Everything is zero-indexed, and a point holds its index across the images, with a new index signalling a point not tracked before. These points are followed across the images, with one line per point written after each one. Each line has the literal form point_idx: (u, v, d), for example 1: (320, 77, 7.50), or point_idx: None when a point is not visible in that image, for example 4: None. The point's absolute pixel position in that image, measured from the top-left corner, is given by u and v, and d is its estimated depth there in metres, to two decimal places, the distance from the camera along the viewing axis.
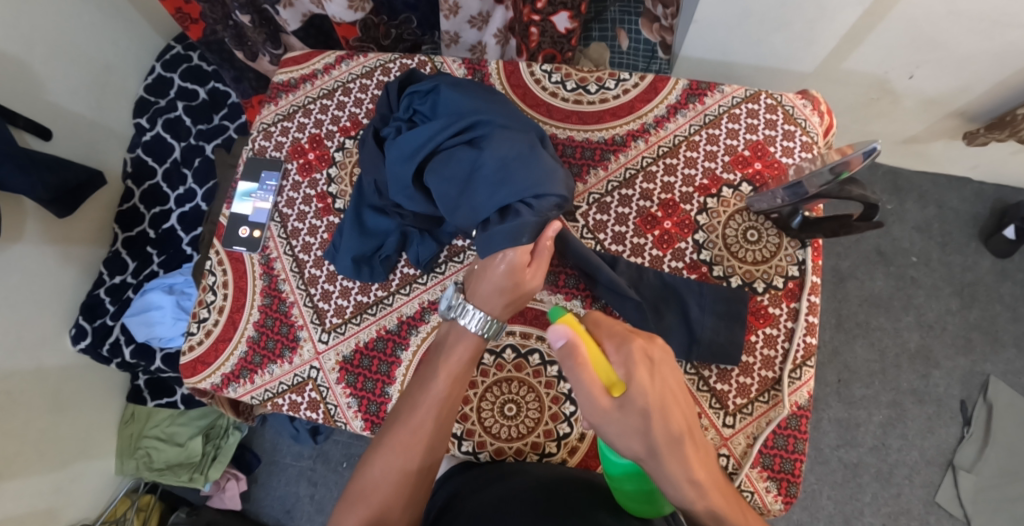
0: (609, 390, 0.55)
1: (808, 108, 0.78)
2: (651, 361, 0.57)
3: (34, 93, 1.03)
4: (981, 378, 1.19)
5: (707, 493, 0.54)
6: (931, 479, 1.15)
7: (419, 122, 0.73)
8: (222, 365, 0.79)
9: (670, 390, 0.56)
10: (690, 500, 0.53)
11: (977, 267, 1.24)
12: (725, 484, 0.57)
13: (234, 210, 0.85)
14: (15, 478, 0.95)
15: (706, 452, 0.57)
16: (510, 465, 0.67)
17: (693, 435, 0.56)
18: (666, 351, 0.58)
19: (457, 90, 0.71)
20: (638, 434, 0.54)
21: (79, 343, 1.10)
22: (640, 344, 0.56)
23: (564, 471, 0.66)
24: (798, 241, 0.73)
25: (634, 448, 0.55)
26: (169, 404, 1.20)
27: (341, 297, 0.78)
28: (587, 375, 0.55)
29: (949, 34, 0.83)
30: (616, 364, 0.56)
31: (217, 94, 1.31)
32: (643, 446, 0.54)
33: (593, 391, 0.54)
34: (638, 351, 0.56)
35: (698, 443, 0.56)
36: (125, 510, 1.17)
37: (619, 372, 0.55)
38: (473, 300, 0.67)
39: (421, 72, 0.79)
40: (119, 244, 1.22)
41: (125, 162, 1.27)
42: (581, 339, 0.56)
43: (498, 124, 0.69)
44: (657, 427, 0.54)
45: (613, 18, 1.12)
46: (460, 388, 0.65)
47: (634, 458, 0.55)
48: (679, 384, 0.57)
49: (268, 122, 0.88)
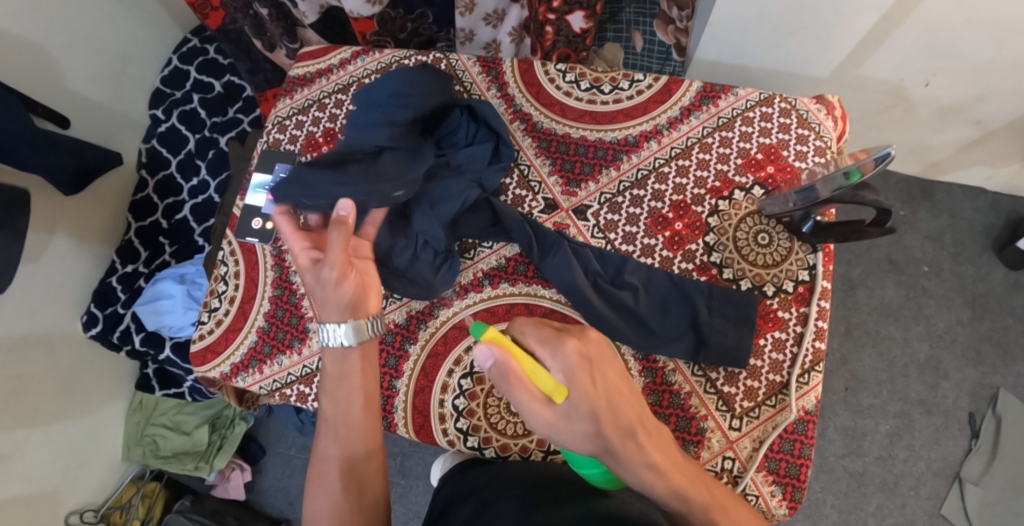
0: (551, 399, 0.50)
1: (823, 113, 0.77)
2: (590, 360, 0.52)
3: (52, 79, 1.04)
4: (991, 391, 1.18)
5: (666, 474, 0.54)
6: (938, 491, 1.14)
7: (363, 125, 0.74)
8: (231, 354, 0.80)
9: (612, 383, 0.52)
10: (650, 484, 0.53)
11: (990, 279, 1.23)
12: (680, 457, 0.57)
13: (248, 201, 0.84)
14: (26, 458, 0.97)
15: (656, 430, 0.56)
16: (496, 469, 0.67)
17: (641, 420, 0.55)
18: (601, 344, 0.53)
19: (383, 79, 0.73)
20: (589, 436, 0.51)
21: (90, 330, 1.11)
22: (577, 346, 0.51)
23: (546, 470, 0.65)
24: (809, 245, 0.72)
25: (590, 447, 0.52)
26: (177, 394, 1.21)
27: None
28: (525, 390, 0.49)
29: (964, 42, 0.83)
30: (554, 370, 0.50)
31: (232, 87, 1.32)
32: (598, 444, 0.51)
33: (534, 407, 0.49)
34: (572, 355, 0.50)
35: (647, 425, 0.55)
36: (131, 496, 1.19)
37: (559, 379, 0.50)
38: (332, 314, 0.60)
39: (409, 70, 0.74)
40: (132, 234, 1.23)
41: (140, 152, 1.28)
42: (512, 354, 0.50)
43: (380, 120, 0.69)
44: (608, 426, 0.51)
45: (628, 19, 1.12)
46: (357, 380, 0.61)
47: (591, 456, 0.53)
48: (620, 375, 0.54)
49: (283, 115, 0.89)
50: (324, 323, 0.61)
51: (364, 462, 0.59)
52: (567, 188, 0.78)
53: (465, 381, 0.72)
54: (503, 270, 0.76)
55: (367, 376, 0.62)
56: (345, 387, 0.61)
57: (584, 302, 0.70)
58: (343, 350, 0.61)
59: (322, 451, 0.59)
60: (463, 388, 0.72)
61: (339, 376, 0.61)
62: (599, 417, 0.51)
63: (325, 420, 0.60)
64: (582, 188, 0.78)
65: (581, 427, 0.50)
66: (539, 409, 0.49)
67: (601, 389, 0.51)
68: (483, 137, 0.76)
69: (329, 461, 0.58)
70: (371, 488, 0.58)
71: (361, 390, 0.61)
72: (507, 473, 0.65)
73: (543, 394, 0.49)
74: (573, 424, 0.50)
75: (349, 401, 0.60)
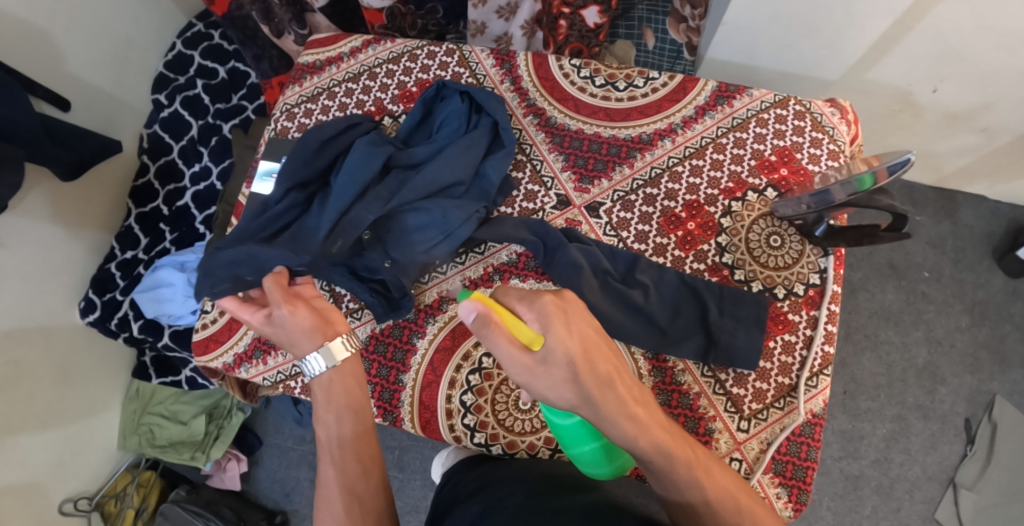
0: (528, 346, 0.48)
1: (836, 116, 0.77)
2: (567, 311, 0.49)
3: (54, 62, 1.02)
4: (987, 397, 1.19)
5: (646, 428, 0.51)
6: (932, 496, 1.15)
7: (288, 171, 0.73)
8: (234, 344, 0.79)
9: (591, 335, 0.50)
10: (631, 438, 0.50)
11: (989, 286, 1.24)
12: (665, 418, 0.54)
13: (255, 189, 0.82)
14: (21, 446, 0.96)
15: (638, 385, 0.53)
16: (492, 469, 0.66)
17: (621, 373, 0.51)
18: (579, 299, 0.51)
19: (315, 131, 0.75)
20: (568, 384, 0.48)
21: (88, 316, 1.10)
22: (554, 295, 0.49)
23: (545, 468, 0.64)
24: (821, 248, 0.72)
25: (567, 398, 0.49)
26: (173, 383, 1.20)
27: (352, 300, 0.78)
28: (502, 337, 0.47)
29: (975, 49, 0.83)
30: (530, 319, 0.49)
31: (237, 74, 1.30)
32: (576, 395, 0.48)
33: (513, 353, 0.48)
34: (546, 307, 0.48)
35: (630, 381, 0.52)
36: (125, 485, 1.17)
37: (536, 327, 0.48)
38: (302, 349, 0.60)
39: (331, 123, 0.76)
40: (132, 220, 1.21)
41: (141, 137, 1.26)
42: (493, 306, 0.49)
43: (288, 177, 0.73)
44: (587, 375, 0.48)
45: (641, 16, 1.11)
46: (341, 398, 0.59)
47: (568, 407, 0.50)
48: (600, 328, 0.51)
49: (291, 103, 0.88)
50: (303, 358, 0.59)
51: (362, 483, 0.56)
52: (580, 185, 0.78)
53: (473, 377, 0.71)
54: (514, 265, 0.75)
55: (355, 396, 0.59)
56: (332, 409, 0.59)
57: (589, 301, 0.69)
58: (326, 375, 0.59)
59: (323, 479, 0.56)
60: (472, 384, 0.71)
61: (326, 400, 0.59)
62: (577, 365, 0.48)
63: (320, 447, 0.58)
64: (594, 185, 0.77)
65: (556, 374, 0.48)
66: (515, 357, 0.48)
67: (579, 338, 0.49)
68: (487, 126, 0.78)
69: (331, 486, 0.56)
70: (373, 503, 0.56)
71: (349, 409, 0.59)
72: (512, 473, 0.64)
73: (521, 343, 0.48)
74: (548, 371, 0.48)
75: (339, 423, 0.58)
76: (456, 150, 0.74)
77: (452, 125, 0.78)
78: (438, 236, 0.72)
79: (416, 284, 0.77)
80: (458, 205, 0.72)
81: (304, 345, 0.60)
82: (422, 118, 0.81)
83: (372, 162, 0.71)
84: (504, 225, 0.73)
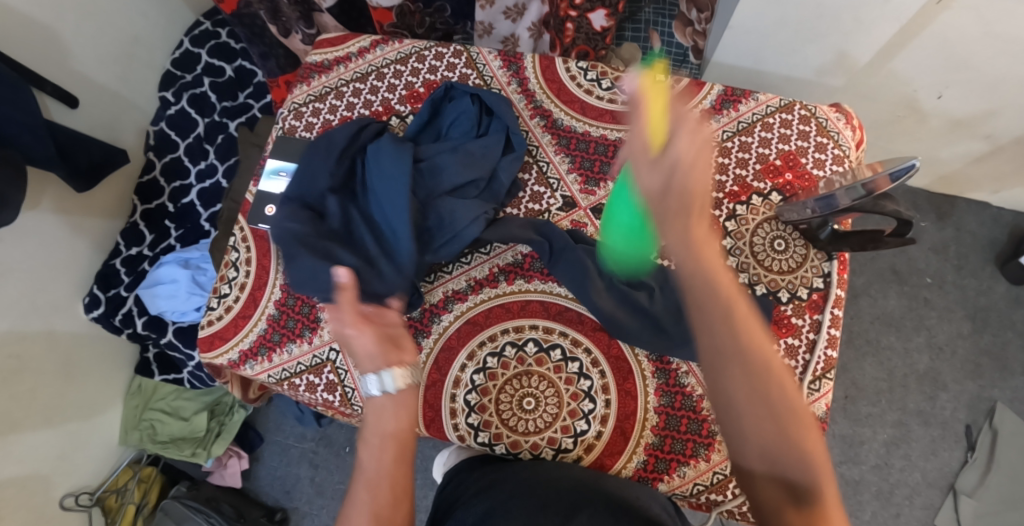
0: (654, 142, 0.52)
1: (841, 121, 0.77)
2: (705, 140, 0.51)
3: (60, 59, 1.03)
4: (988, 404, 1.19)
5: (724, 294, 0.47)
6: (932, 502, 1.15)
7: (308, 176, 0.75)
8: (240, 341, 0.78)
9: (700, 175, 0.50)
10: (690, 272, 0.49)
11: (991, 292, 1.24)
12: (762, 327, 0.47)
13: (262, 187, 0.83)
14: (23, 440, 0.96)
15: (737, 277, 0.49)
16: (497, 470, 0.66)
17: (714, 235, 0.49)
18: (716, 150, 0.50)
19: (327, 138, 0.77)
20: (661, 187, 0.51)
21: (92, 312, 1.11)
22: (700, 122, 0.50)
23: (554, 471, 0.64)
24: (825, 253, 0.73)
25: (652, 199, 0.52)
26: (175, 380, 1.21)
27: None
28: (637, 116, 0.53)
29: (980, 56, 0.83)
30: (671, 122, 0.52)
31: (243, 72, 1.31)
32: (658, 203, 0.51)
33: (637, 135, 0.53)
34: (686, 120, 0.51)
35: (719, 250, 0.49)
36: (127, 480, 1.19)
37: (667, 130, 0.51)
38: (365, 369, 0.57)
39: (343, 128, 0.78)
40: (137, 216, 1.22)
41: (148, 134, 1.26)
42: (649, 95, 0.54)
43: (309, 180, 0.75)
44: (677, 189, 0.50)
45: (648, 19, 1.10)
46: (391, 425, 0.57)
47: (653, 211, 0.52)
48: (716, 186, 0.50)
49: (299, 102, 0.88)
50: (364, 378, 0.57)
51: (390, 510, 0.52)
52: (586, 186, 0.78)
53: (477, 376, 0.71)
54: (519, 265, 0.75)
55: (403, 426, 0.57)
56: (378, 435, 0.56)
57: (592, 300, 0.70)
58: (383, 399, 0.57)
59: (352, 500, 0.53)
60: (476, 384, 0.71)
61: (376, 427, 0.57)
62: (675, 177, 0.50)
63: (358, 473, 0.55)
64: (600, 187, 0.78)
65: (653, 170, 0.52)
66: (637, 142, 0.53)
67: (694, 171, 0.50)
68: (495, 129, 0.78)
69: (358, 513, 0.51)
70: None
71: (394, 440, 0.56)
72: (516, 476, 0.64)
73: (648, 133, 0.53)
74: (650, 166, 0.52)
75: (382, 449, 0.55)
76: (463, 153, 0.75)
77: (462, 126, 0.79)
78: (447, 237, 0.72)
79: (421, 284, 0.76)
80: (467, 204, 0.72)
81: (369, 366, 0.57)
82: (429, 117, 0.80)
83: (398, 167, 0.72)
84: (510, 225, 0.74)
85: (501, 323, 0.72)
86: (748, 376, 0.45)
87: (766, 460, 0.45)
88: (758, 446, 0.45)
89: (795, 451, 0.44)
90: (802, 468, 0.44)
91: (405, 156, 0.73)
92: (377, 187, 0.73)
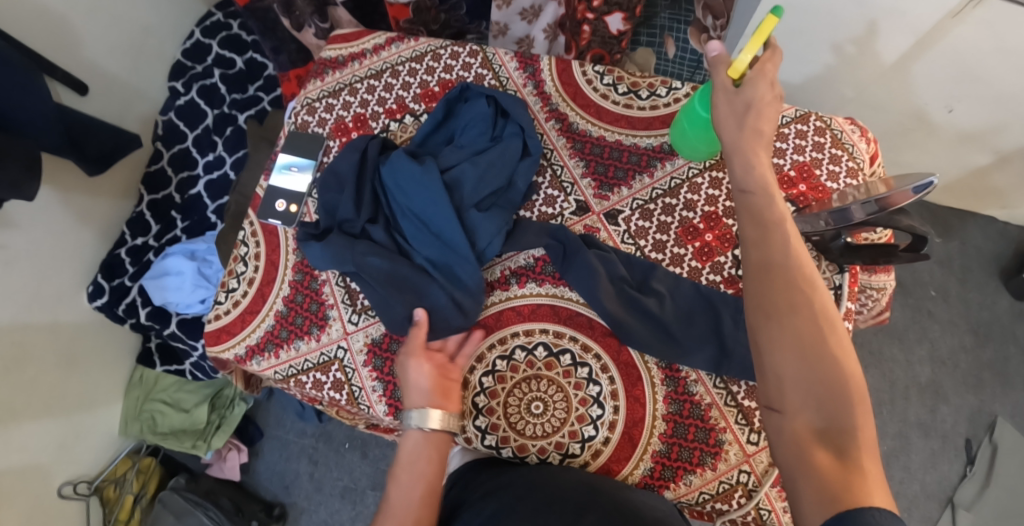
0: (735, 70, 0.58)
1: (856, 134, 0.78)
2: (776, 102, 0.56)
3: (71, 46, 1.02)
4: (988, 418, 1.19)
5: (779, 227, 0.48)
6: (930, 515, 1.15)
7: (336, 206, 0.76)
8: (247, 336, 0.77)
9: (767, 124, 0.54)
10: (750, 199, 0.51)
11: (995, 307, 1.24)
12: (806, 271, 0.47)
13: (272, 182, 0.83)
14: (24, 429, 0.95)
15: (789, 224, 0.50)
16: (506, 474, 0.66)
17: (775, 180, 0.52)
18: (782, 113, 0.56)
19: (340, 160, 0.78)
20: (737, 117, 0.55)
21: (96, 301, 1.11)
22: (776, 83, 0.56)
23: (563, 477, 0.64)
24: (836, 265, 0.73)
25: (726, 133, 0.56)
26: (177, 372, 1.20)
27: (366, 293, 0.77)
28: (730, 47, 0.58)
29: (992, 71, 0.83)
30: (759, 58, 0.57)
31: (253, 64, 1.31)
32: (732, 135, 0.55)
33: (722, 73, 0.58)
34: (764, 68, 0.57)
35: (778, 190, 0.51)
36: (126, 470, 1.18)
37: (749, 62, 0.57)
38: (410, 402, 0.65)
39: (351, 152, 0.78)
40: (143, 206, 1.21)
41: (156, 124, 1.26)
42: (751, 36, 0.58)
43: (335, 208, 0.76)
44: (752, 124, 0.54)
45: (663, 24, 1.10)
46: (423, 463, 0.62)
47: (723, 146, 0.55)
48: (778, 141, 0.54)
49: (312, 97, 0.87)
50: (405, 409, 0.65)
51: None
52: (599, 191, 0.78)
53: (486, 379, 0.71)
54: (531, 269, 0.75)
55: (434, 465, 0.62)
56: (410, 474, 0.61)
57: (606, 311, 0.69)
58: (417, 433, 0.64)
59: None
60: (484, 386, 0.71)
61: (408, 461, 0.62)
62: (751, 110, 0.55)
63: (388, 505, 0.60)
64: (614, 192, 0.78)
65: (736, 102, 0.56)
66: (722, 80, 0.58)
67: (765, 115, 0.55)
68: (512, 132, 0.77)
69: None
70: None
71: (425, 478, 0.61)
72: (522, 480, 0.63)
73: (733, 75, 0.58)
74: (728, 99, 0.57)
75: (413, 484, 0.60)
76: (481, 162, 0.74)
77: (477, 129, 0.78)
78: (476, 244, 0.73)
79: None
80: (489, 218, 0.73)
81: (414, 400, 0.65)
82: (443, 118, 0.80)
83: (425, 185, 0.72)
84: (527, 232, 0.75)
85: (511, 326, 0.72)
86: (798, 306, 0.44)
87: (802, 392, 0.41)
88: (798, 370, 0.42)
89: (838, 393, 0.41)
90: (843, 411, 0.40)
91: (424, 170, 0.72)
92: (414, 207, 0.73)
